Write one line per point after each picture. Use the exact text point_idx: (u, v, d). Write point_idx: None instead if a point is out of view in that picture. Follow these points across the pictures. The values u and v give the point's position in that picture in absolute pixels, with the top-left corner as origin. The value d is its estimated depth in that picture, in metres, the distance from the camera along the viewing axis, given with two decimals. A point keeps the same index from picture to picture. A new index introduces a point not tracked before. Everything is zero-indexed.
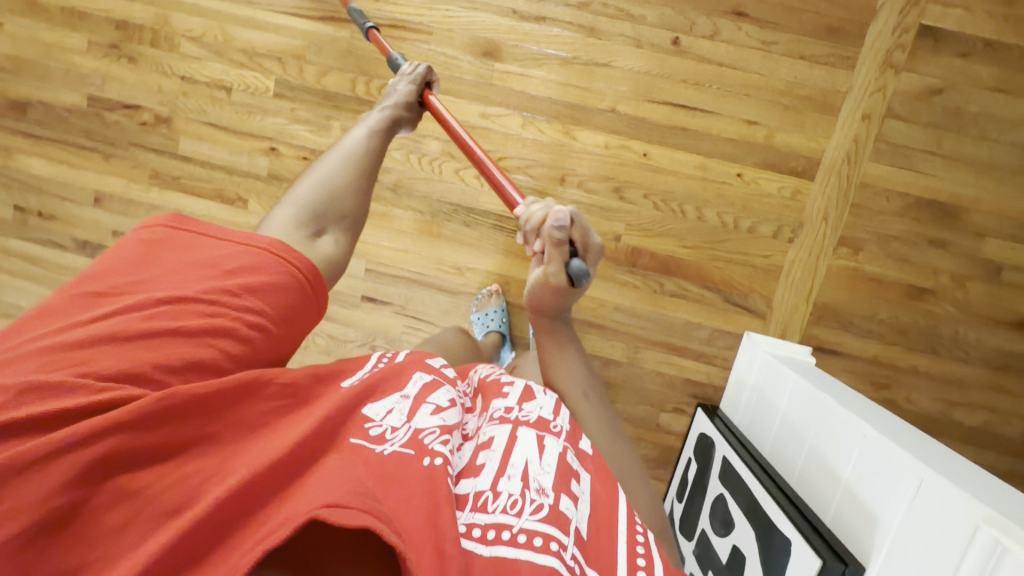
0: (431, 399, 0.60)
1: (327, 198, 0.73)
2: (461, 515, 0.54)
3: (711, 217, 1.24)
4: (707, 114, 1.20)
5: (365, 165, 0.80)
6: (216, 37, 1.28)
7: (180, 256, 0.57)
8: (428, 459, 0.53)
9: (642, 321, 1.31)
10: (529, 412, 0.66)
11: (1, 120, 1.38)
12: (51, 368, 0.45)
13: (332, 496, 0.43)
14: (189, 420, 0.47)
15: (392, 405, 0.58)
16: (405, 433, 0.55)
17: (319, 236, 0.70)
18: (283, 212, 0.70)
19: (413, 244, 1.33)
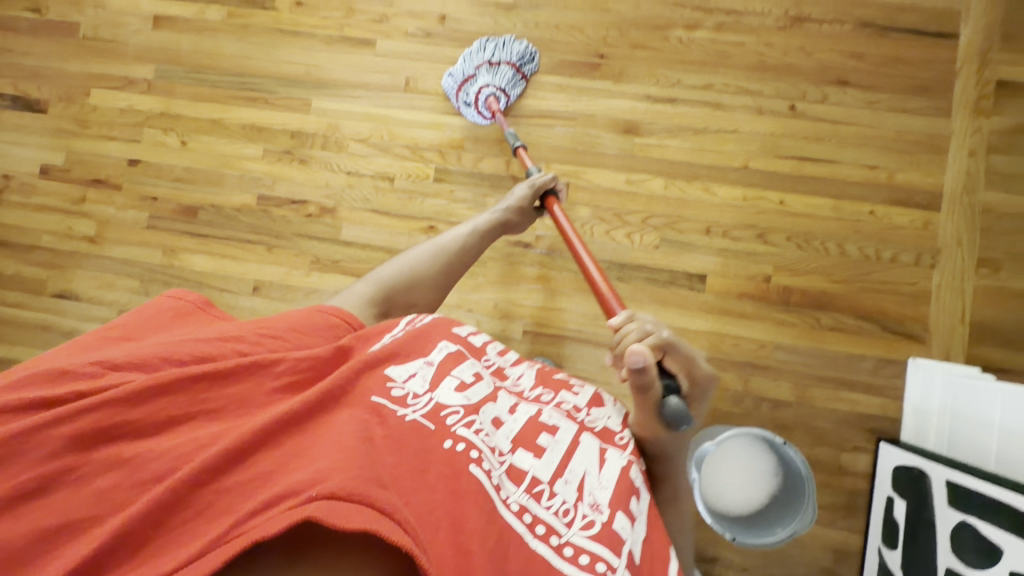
0: (455, 372, 0.69)
1: (403, 282, 0.95)
2: (517, 494, 0.61)
3: (852, 252, 1.34)
4: (831, 164, 1.35)
5: (449, 256, 1.03)
6: (383, 136, 1.45)
7: (206, 320, 0.70)
8: (448, 442, 0.58)
9: (802, 357, 1.34)
10: (596, 419, 0.75)
11: (173, 225, 1.49)
12: (78, 361, 0.55)
13: (333, 485, 0.45)
14: (193, 394, 0.55)
15: (413, 371, 0.67)
16: (425, 402, 0.62)
17: (384, 315, 0.90)
18: (363, 290, 0.91)
19: (570, 302, 1.38)
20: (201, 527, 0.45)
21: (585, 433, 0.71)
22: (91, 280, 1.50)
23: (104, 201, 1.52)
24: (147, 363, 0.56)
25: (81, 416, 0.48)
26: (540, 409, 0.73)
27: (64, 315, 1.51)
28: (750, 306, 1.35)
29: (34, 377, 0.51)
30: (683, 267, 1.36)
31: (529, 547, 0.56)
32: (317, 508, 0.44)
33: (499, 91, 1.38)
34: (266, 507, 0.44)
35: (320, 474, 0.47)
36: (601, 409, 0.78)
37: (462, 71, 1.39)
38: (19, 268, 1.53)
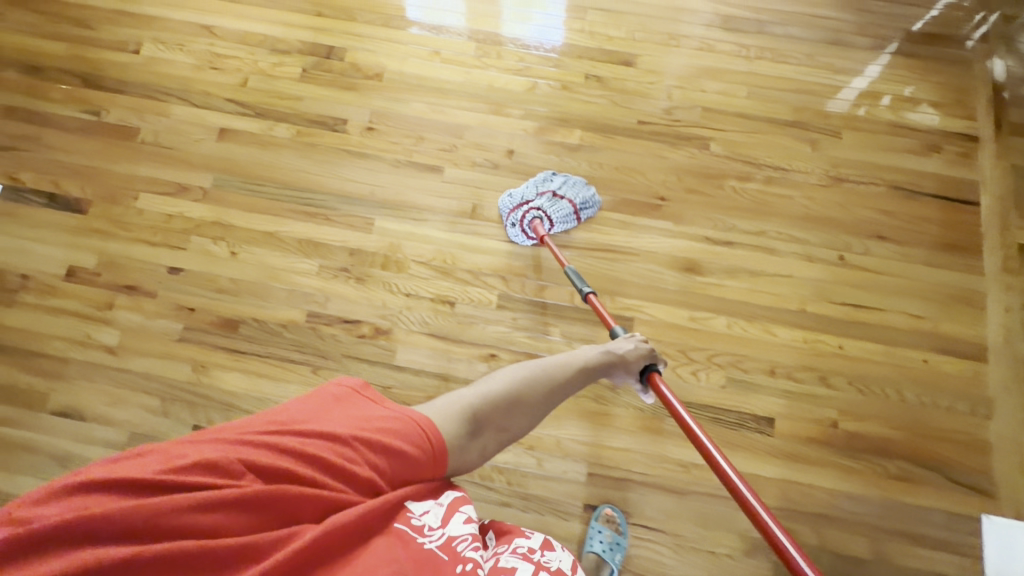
0: (463, 508, 0.72)
1: (503, 401, 0.85)
2: None
3: (910, 397, 1.35)
4: (881, 310, 1.41)
5: (554, 384, 0.92)
6: (444, 260, 1.44)
7: (325, 402, 0.75)
8: (461, 564, 0.65)
9: (876, 509, 1.28)
10: (551, 560, 0.73)
11: (208, 337, 1.38)
12: (215, 446, 0.63)
13: None
14: (295, 503, 0.63)
15: (429, 507, 0.71)
16: (439, 536, 0.67)
17: (474, 434, 0.80)
18: (466, 399, 0.83)
19: (635, 441, 1.31)
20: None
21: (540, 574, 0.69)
22: (100, 395, 1.34)
23: (133, 308, 1.41)
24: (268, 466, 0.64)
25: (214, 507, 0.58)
26: (496, 556, 0.72)
27: (59, 436, 1.32)
28: (818, 452, 1.31)
29: (178, 457, 0.61)
30: (749, 408, 1.34)
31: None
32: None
33: (543, 214, 1.41)
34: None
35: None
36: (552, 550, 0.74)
37: (521, 195, 1.43)
38: (16, 377, 1.36)
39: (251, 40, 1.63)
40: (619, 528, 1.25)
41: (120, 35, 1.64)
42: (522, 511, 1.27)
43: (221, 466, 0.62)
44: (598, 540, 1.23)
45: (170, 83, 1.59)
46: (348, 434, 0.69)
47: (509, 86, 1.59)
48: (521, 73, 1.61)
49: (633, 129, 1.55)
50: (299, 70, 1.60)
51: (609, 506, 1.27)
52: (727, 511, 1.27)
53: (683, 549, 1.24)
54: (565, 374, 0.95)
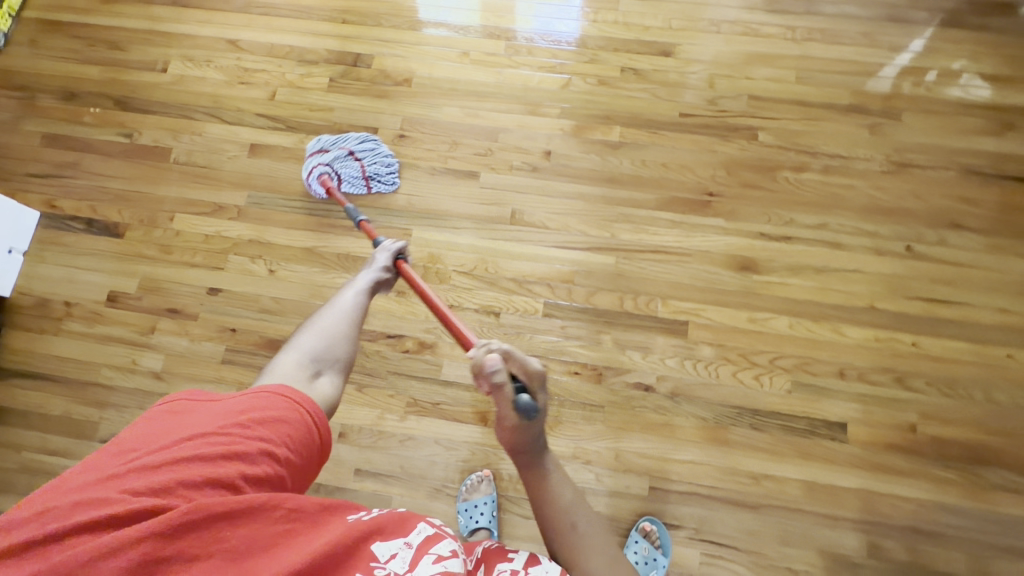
0: (434, 549, 0.56)
1: (321, 344, 0.84)
2: None
3: (1005, 400, 1.23)
4: (965, 305, 1.30)
5: (355, 316, 0.92)
6: (488, 269, 1.39)
7: (200, 406, 0.66)
8: None
9: (974, 523, 1.17)
10: None
11: (254, 359, 1.36)
12: (116, 484, 0.55)
13: None
14: (214, 530, 0.52)
15: (395, 549, 0.57)
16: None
17: (317, 377, 0.78)
18: (286, 360, 0.79)
19: (701, 453, 1.24)
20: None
21: None
22: None
23: (177, 332, 1.39)
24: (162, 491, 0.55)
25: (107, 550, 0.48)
26: None
27: None
28: (901, 460, 1.22)
29: (73, 507, 0.52)
30: (822, 415, 1.25)
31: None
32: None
33: (330, 170, 1.40)
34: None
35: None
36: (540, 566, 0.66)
37: (310, 168, 1.39)
38: (68, 407, 1.35)
39: (278, 52, 1.60)
40: (658, 542, 1.19)
41: (149, 55, 1.63)
42: None
43: (104, 503, 0.53)
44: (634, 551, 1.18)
45: (201, 101, 1.57)
46: (229, 427, 0.62)
47: (544, 84, 1.53)
48: (556, 69, 1.54)
49: (678, 122, 1.47)
50: (328, 80, 1.56)
51: (649, 518, 1.21)
52: (806, 525, 1.19)
53: (762, 568, 1.17)
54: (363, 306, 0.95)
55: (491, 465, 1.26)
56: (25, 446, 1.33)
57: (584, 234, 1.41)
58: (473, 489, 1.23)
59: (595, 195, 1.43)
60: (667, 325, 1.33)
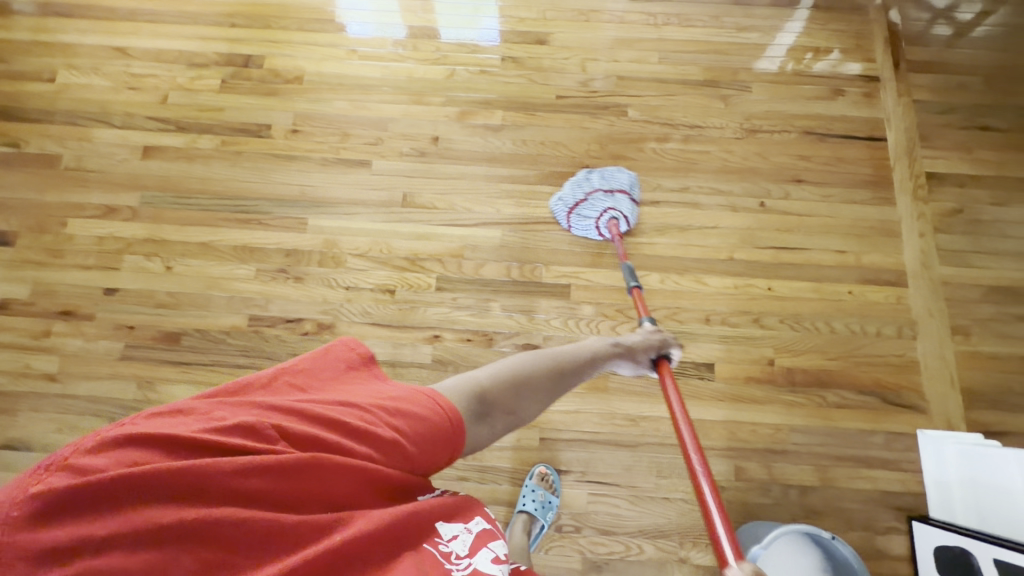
0: (492, 544, 0.58)
1: (512, 382, 0.75)
2: None
3: (842, 328, 1.42)
4: (806, 251, 1.47)
5: (556, 372, 0.83)
6: (381, 250, 1.46)
7: (372, 378, 0.68)
8: None
9: (818, 437, 1.34)
10: None
11: (152, 353, 1.38)
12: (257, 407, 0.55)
13: None
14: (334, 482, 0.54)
15: (457, 532, 0.58)
16: (463, 572, 0.54)
17: (482, 420, 0.69)
18: (474, 376, 0.72)
19: (584, 402, 1.35)
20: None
21: None
22: (47, 424, 1.33)
23: (73, 334, 1.40)
24: (306, 447, 0.54)
25: (231, 474, 0.48)
26: None
27: (9, 468, 1.30)
28: (759, 391, 1.37)
29: (211, 415, 0.53)
30: (690, 357, 1.38)
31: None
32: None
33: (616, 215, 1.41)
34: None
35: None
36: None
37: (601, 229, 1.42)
38: None
39: (167, 57, 1.64)
40: (552, 486, 1.27)
41: (34, 65, 1.63)
42: (481, 483, 1.29)
43: (254, 435, 0.52)
44: (530, 498, 1.23)
45: (90, 108, 1.59)
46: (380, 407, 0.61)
47: (428, 75, 1.62)
48: (439, 61, 1.64)
49: (553, 103, 1.59)
50: (219, 81, 1.61)
51: (544, 463, 1.30)
52: (679, 457, 1.31)
53: (641, 498, 1.28)
54: (568, 359, 0.87)
55: None
56: None
57: (471, 211, 1.50)
58: None
59: (480, 174, 1.53)
60: (551, 289, 1.43)
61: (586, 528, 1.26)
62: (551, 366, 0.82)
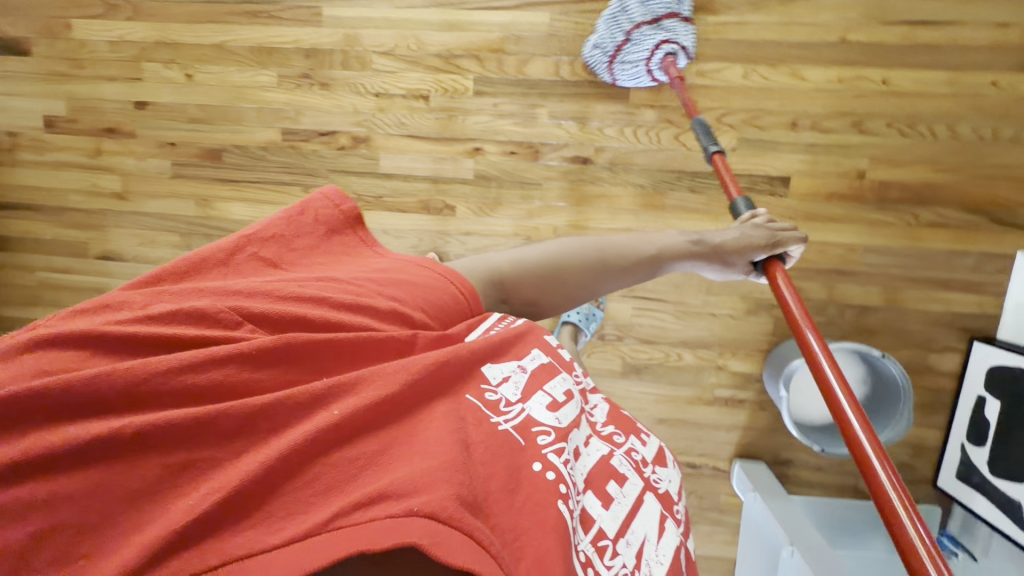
0: (548, 391, 0.59)
1: (536, 271, 0.77)
2: (585, 540, 0.51)
3: (966, 133, 1.16)
4: (951, 26, 1.12)
5: (600, 269, 0.80)
6: (410, 46, 1.26)
7: (352, 252, 0.66)
8: (545, 471, 0.50)
9: (894, 259, 1.22)
10: (659, 478, 0.67)
11: (200, 172, 1.39)
12: (209, 296, 0.50)
13: (443, 504, 0.39)
14: (322, 364, 0.49)
15: (509, 372, 0.59)
16: (518, 412, 0.55)
17: (501, 302, 0.75)
18: (495, 260, 0.76)
19: (636, 220, 1.27)
20: (285, 522, 0.38)
21: (648, 492, 0.63)
22: (131, 238, 1.45)
23: (123, 152, 1.41)
24: (272, 317, 0.50)
25: (209, 366, 0.43)
26: (610, 450, 0.64)
27: (112, 275, 1.48)
28: (839, 208, 1.21)
29: (141, 310, 0.47)
30: (763, 171, 1.22)
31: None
32: (418, 534, 0.37)
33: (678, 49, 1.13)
34: (342, 527, 0.37)
35: (422, 480, 0.41)
36: (665, 468, 0.69)
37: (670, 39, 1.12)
38: (57, 232, 1.48)
39: None
40: (598, 300, 1.30)
41: None
42: None
43: (208, 321, 0.47)
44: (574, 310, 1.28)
45: None
46: (365, 284, 0.59)
47: None
48: None
49: None
50: None
51: None
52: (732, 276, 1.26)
53: (686, 314, 1.29)
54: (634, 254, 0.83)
55: (438, 249, 1.34)
56: (35, 267, 1.50)
57: None
58: None
59: None
60: (606, 91, 1.23)
61: (629, 339, 1.32)
62: (596, 261, 0.79)
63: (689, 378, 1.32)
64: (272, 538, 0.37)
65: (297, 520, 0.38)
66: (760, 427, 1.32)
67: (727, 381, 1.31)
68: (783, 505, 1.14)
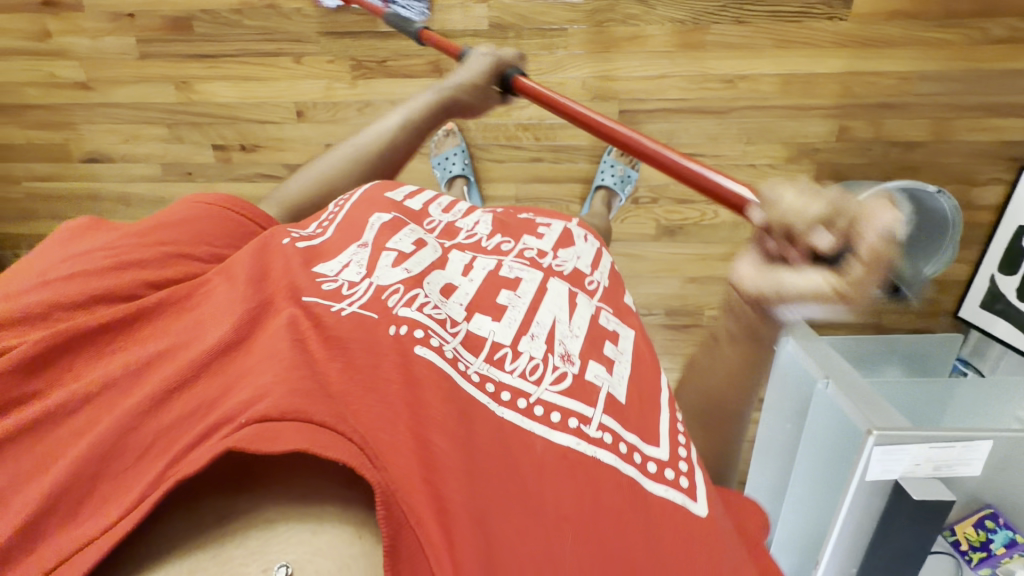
0: (389, 248, 0.57)
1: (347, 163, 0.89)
2: (474, 366, 0.49)
3: None
4: None
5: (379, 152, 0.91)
6: None
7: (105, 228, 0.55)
8: (394, 328, 0.46)
9: (949, 86, 1.13)
10: (566, 265, 0.67)
11: (168, 47, 1.21)
12: None
13: (263, 408, 0.34)
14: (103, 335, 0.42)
15: (344, 262, 0.55)
16: (365, 290, 0.50)
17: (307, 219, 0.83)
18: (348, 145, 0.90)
19: (673, 63, 1.14)
20: (114, 504, 0.34)
21: (552, 278, 0.63)
22: (111, 135, 1.31)
23: (72, 31, 1.21)
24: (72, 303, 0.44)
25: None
26: (499, 262, 0.63)
27: (101, 180, 1.36)
28: (899, 28, 1.09)
29: None
30: None
31: (496, 414, 0.45)
32: (244, 436, 0.33)
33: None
34: (177, 462, 0.34)
35: (258, 391, 0.36)
36: (568, 250, 0.71)
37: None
38: (27, 136, 1.33)
39: None
40: (632, 161, 1.22)
41: None
42: (555, 163, 1.25)
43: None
44: (609, 173, 1.22)
45: None
46: (152, 242, 0.54)
47: None
48: None
49: None
50: None
51: None
52: (774, 121, 1.17)
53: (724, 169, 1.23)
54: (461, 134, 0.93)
55: None
56: (19, 178, 1.38)
57: None
58: (441, 143, 1.25)
59: None
60: None
61: (662, 199, 1.28)
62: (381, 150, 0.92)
63: (723, 236, 1.30)
64: (112, 513, 0.33)
65: (150, 468, 0.35)
66: None
67: None
68: (812, 343, 1.20)
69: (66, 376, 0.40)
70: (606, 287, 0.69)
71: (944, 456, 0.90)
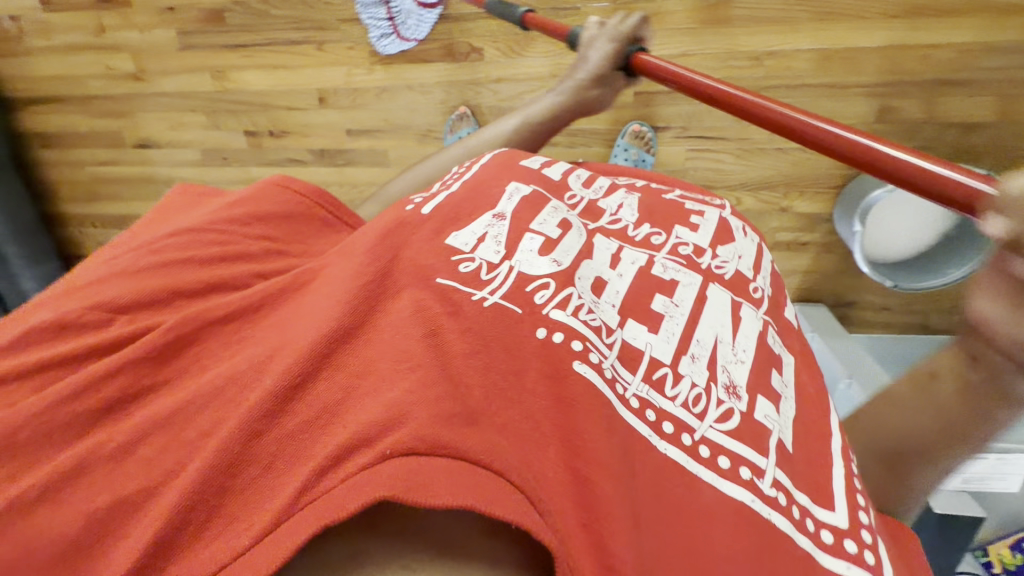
0: (531, 236, 0.52)
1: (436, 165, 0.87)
2: (633, 385, 0.45)
3: None
4: None
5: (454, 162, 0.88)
6: None
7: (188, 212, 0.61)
8: (543, 333, 0.44)
9: (1015, 58, 1.01)
10: (727, 261, 0.61)
11: (207, 38, 1.29)
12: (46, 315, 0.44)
13: (419, 426, 0.33)
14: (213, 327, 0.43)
15: (482, 234, 0.52)
16: (506, 278, 0.48)
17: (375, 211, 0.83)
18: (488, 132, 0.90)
19: (696, 40, 1.08)
20: (251, 507, 0.32)
21: (711, 283, 0.57)
22: (160, 123, 1.42)
23: (126, 26, 1.32)
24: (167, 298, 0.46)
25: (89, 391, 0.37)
26: (651, 257, 0.58)
27: (152, 164, 1.48)
28: None
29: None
30: None
31: (658, 450, 0.42)
32: (396, 469, 0.31)
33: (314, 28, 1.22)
34: (317, 480, 0.32)
35: (395, 407, 0.34)
36: (727, 245, 0.64)
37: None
38: (90, 124, 1.47)
39: None
40: (649, 144, 1.18)
41: None
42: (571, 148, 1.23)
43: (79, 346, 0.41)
44: (623, 158, 1.19)
45: None
46: (222, 226, 0.54)
47: None
48: None
49: None
50: None
51: (637, 121, 1.18)
52: (810, 102, 1.08)
53: (750, 153, 1.17)
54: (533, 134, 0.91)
55: (469, 103, 1.23)
56: (84, 163, 1.53)
57: None
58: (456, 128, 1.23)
59: None
60: None
61: (683, 185, 1.22)
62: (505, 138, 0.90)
63: (749, 225, 1.23)
64: (244, 538, 0.30)
65: (283, 483, 0.32)
66: (825, 270, 1.25)
67: (791, 226, 1.22)
68: (845, 343, 1.12)
69: (190, 363, 0.41)
70: (770, 295, 0.63)
71: (974, 469, 0.81)
